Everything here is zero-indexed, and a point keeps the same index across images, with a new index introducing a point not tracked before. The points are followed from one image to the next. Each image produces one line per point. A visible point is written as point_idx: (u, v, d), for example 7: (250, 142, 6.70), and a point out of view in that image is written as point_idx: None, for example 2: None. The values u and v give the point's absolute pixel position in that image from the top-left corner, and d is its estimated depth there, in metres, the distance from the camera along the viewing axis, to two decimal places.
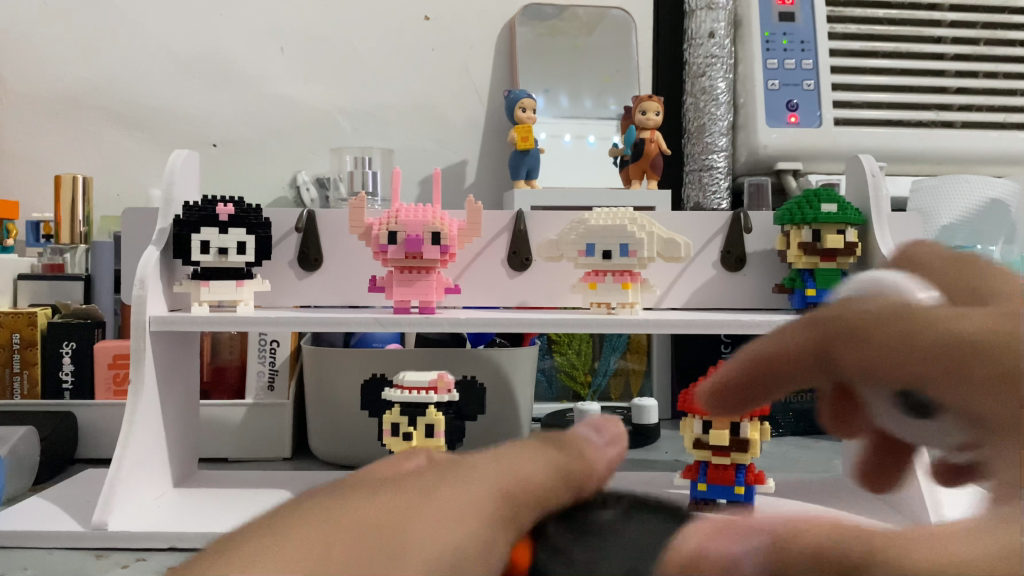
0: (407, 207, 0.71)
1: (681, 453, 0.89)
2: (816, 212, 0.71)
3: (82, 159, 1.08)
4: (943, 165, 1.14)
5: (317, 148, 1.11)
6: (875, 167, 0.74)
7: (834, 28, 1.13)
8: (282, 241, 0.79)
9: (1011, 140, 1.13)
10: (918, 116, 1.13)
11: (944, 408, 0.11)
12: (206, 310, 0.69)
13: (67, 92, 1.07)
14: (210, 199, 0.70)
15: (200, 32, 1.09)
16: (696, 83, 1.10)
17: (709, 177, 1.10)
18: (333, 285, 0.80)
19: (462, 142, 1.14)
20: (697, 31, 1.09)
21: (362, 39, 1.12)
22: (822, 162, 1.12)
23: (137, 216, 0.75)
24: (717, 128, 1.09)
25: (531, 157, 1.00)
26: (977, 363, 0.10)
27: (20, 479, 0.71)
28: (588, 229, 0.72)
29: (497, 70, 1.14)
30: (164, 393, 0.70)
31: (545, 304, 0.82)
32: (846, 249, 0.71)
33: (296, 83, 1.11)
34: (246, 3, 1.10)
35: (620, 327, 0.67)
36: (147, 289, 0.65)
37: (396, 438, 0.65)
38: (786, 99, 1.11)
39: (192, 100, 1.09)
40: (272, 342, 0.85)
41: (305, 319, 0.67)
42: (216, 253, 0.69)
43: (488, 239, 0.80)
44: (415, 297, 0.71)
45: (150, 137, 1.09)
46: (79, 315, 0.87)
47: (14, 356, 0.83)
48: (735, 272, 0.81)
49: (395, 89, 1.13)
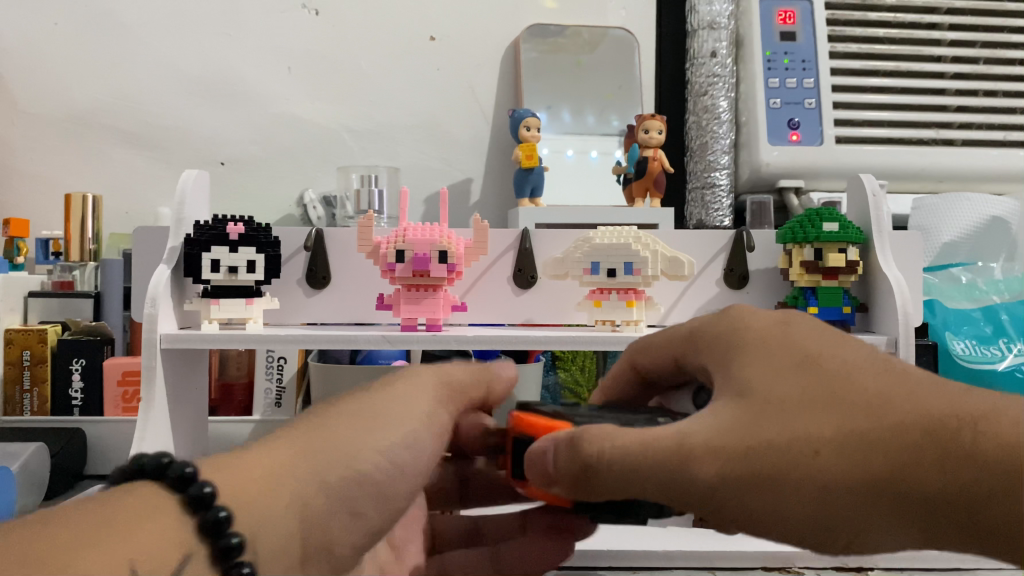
0: (414, 226, 0.72)
1: None
2: (817, 231, 0.72)
3: (92, 178, 1.09)
4: (944, 183, 1.15)
5: (324, 167, 1.13)
6: (876, 187, 0.75)
7: (836, 47, 1.15)
8: (290, 259, 0.80)
9: (1012, 157, 1.14)
10: (919, 135, 1.14)
11: (621, 385, 0.52)
12: (215, 327, 0.70)
13: (77, 111, 1.09)
14: (221, 218, 0.71)
15: (209, 52, 1.11)
16: (698, 101, 1.11)
17: (710, 195, 1.11)
18: (340, 303, 0.81)
19: (468, 160, 1.15)
20: (699, 51, 1.11)
21: (369, 58, 1.14)
22: (824, 180, 1.13)
23: (148, 235, 0.77)
24: (719, 146, 1.10)
25: (535, 174, 1.01)
26: (740, 348, 0.41)
27: (31, 496, 0.72)
28: (592, 247, 0.73)
29: (503, 89, 1.16)
30: (174, 410, 0.71)
31: (550, 321, 0.83)
32: (846, 268, 0.72)
33: (303, 103, 1.12)
34: (255, 23, 1.11)
35: (624, 344, 0.68)
36: (159, 307, 0.66)
37: None
38: (788, 118, 1.12)
39: (201, 119, 1.10)
40: (279, 359, 0.86)
41: (313, 337, 0.68)
42: (226, 271, 0.70)
43: (495, 257, 0.81)
44: (421, 314, 0.72)
45: (159, 157, 1.10)
46: (88, 332, 0.89)
47: (24, 373, 0.85)
48: (737, 290, 0.82)
49: (402, 109, 1.14)
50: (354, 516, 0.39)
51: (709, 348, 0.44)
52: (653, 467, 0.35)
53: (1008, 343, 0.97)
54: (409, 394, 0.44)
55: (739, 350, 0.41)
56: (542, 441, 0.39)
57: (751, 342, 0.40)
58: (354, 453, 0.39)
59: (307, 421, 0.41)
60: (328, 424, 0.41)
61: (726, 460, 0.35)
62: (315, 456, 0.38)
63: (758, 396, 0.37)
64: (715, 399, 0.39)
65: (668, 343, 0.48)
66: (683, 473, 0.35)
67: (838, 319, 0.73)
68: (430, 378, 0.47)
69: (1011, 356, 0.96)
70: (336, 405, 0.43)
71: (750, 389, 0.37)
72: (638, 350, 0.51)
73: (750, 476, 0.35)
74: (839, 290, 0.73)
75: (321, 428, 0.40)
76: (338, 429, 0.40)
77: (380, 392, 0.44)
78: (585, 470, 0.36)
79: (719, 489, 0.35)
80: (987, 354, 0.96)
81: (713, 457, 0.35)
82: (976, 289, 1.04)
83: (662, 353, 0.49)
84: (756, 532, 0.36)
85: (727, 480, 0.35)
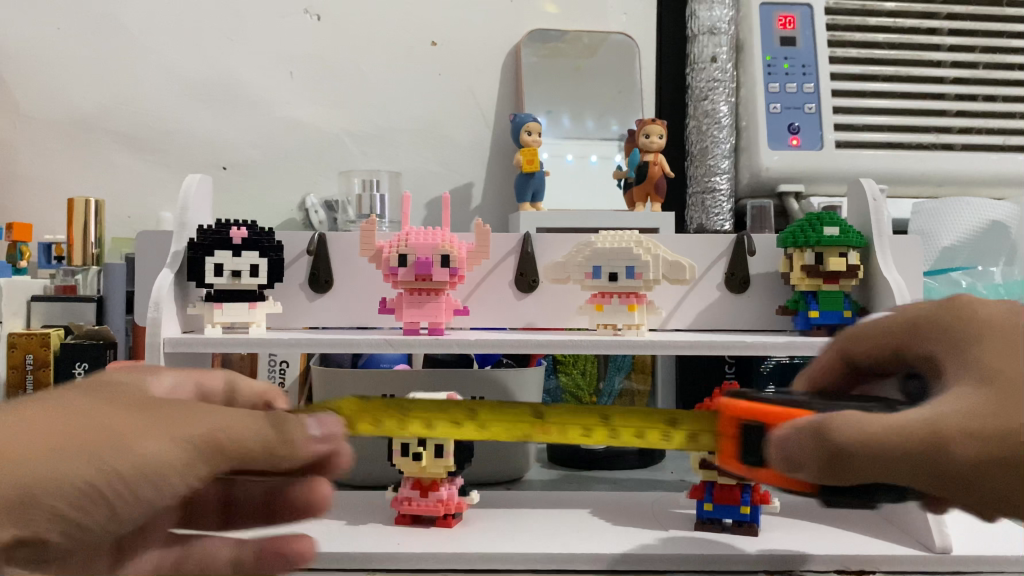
0: (417, 230, 0.73)
1: (686, 473, 0.90)
2: (817, 236, 0.73)
3: (95, 182, 1.09)
4: (944, 187, 1.15)
5: (325, 171, 1.13)
6: (876, 191, 0.75)
7: (835, 52, 1.15)
8: (293, 263, 0.80)
9: (1012, 161, 1.14)
10: (918, 139, 1.14)
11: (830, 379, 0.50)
12: (219, 331, 0.70)
13: (80, 116, 1.09)
14: (224, 222, 0.71)
15: (210, 57, 1.11)
16: (698, 106, 1.11)
17: (711, 199, 1.11)
18: (343, 308, 0.81)
19: (469, 165, 1.15)
20: (699, 55, 1.11)
21: (371, 63, 1.14)
22: (824, 184, 1.13)
23: (151, 238, 0.77)
24: (719, 150, 1.11)
25: (536, 179, 1.01)
26: (975, 335, 0.39)
27: None
28: (594, 251, 0.74)
29: (504, 93, 1.16)
30: None
31: (552, 326, 0.83)
32: (847, 272, 0.73)
33: (305, 108, 1.13)
34: (257, 28, 1.12)
35: (625, 347, 0.68)
36: (162, 311, 0.66)
37: (405, 459, 0.68)
38: (788, 123, 1.12)
39: (203, 124, 1.11)
40: (282, 362, 0.88)
41: (316, 340, 0.68)
42: (229, 275, 0.70)
43: (496, 261, 0.81)
44: (424, 318, 0.72)
45: (161, 161, 1.10)
46: (90, 336, 0.88)
47: (28, 378, 0.85)
48: (739, 294, 0.83)
49: (403, 113, 1.15)
50: (75, 517, 0.35)
51: (934, 337, 0.42)
52: (908, 452, 0.35)
53: None
54: (218, 417, 0.39)
55: (974, 338, 0.39)
56: (785, 430, 0.37)
57: (977, 331, 0.39)
58: (108, 455, 0.35)
59: (89, 404, 0.37)
60: (108, 413, 0.36)
61: (981, 445, 0.34)
62: (68, 444, 0.34)
63: (1005, 381, 0.35)
64: (952, 387, 0.37)
65: (879, 338, 0.47)
66: (941, 457, 0.34)
67: (839, 323, 0.74)
68: (217, 420, 0.38)
69: None
70: (140, 403, 0.38)
71: (993, 374, 0.36)
72: (847, 339, 0.49)
73: (1006, 456, 0.34)
74: (840, 294, 0.74)
75: (96, 416, 0.36)
76: (94, 415, 0.36)
77: (193, 407, 0.39)
78: (835, 456, 0.35)
79: (974, 471, 0.34)
80: None
81: (968, 439, 0.34)
82: (976, 292, 1.05)
83: (880, 341, 0.47)
84: (999, 513, 0.35)
85: (985, 462, 0.34)
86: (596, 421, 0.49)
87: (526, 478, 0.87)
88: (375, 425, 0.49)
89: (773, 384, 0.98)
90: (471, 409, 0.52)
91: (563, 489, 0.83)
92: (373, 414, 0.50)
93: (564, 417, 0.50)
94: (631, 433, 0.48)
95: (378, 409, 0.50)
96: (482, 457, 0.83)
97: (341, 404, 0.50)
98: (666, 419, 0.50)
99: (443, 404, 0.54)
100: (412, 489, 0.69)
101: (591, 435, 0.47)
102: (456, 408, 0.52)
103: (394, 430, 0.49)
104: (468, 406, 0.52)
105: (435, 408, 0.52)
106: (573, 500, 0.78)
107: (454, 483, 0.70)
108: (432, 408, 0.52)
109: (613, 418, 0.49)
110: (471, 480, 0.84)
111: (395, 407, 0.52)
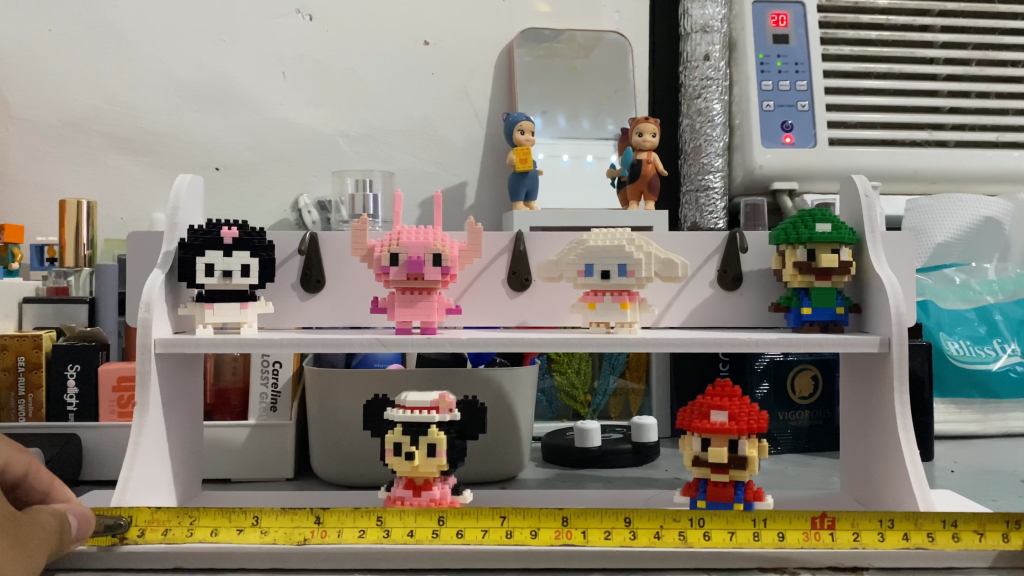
0: (408, 230, 0.72)
1: (681, 471, 0.89)
2: (810, 232, 0.72)
3: (87, 184, 1.09)
4: (936, 184, 1.15)
5: (318, 171, 1.13)
6: (868, 188, 0.75)
7: (828, 50, 1.15)
8: (285, 263, 0.80)
9: (1004, 158, 1.14)
10: (912, 136, 1.14)
11: None
12: (210, 331, 0.70)
13: (73, 119, 1.09)
14: (215, 223, 0.71)
15: (204, 58, 1.11)
16: (691, 104, 1.11)
17: (705, 198, 1.11)
18: (336, 308, 0.81)
19: (462, 163, 1.15)
20: (693, 54, 1.11)
21: (363, 63, 1.14)
22: (818, 182, 1.13)
23: (142, 239, 0.77)
24: (713, 148, 1.10)
25: (530, 178, 1.01)
26: None
27: None
28: (587, 249, 0.74)
29: (497, 93, 1.16)
30: (169, 413, 0.70)
31: (545, 323, 0.83)
32: (839, 268, 0.73)
33: (298, 108, 1.13)
34: (249, 30, 1.12)
35: (619, 345, 0.68)
36: (153, 312, 0.66)
37: (398, 459, 0.65)
38: (780, 120, 1.12)
39: (196, 125, 1.10)
40: (275, 363, 0.85)
41: (309, 341, 0.68)
42: (220, 275, 0.70)
43: (489, 260, 0.81)
44: (416, 318, 0.72)
45: (154, 162, 1.10)
46: (82, 338, 0.87)
47: (19, 379, 0.84)
48: (731, 291, 0.83)
49: (396, 113, 1.15)
50: None
51: None
52: None
53: (1002, 343, 1.02)
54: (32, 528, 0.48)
55: None
56: None
57: None
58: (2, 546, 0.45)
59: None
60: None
61: None
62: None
63: None
64: None
65: None
66: None
67: (830, 319, 0.73)
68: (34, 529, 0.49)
69: (1006, 356, 1.01)
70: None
71: None
72: None
73: None
74: (832, 291, 0.73)
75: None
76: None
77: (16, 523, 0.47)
78: None
79: None
80: (982, 354, 1.01)
81: None
82: (970, 289, 1.07)
83: None
84: None
85: None
86: (372, 523, 0.60)
87: (520, 477, 0.87)
88: (163, 531, 0.59)
89: (767, 381, 0.98)
90: (255, 516, 0.61)
91: (557, 487, 0.83)
92: (166, 520, 0.60)
93: (339, 521, 0.60)
94: (407, 531, 0.59)
95: (176, 516, 0.60)
96: (473, 455, 0.83)
97: (139, 510, 0.60)
98: (437, 515, 0.61)
99: (226, 511, 0.61)
100: (405, 489, 0.67)
101: (365, 535, 0.58)
102: (242, 515, 0.61)
103: (179, 536, 0.58)
104: (251, 514, 0.61)
105: (222, 516, 0.60)
106: (566, 498, 0.78)
107: (447, 481, 0.69)
108: (222, 514, 0.61)
109: (384, 518, 0.60)
110: (464, 479, 0.84)
111: (191, 512, 0.60)
